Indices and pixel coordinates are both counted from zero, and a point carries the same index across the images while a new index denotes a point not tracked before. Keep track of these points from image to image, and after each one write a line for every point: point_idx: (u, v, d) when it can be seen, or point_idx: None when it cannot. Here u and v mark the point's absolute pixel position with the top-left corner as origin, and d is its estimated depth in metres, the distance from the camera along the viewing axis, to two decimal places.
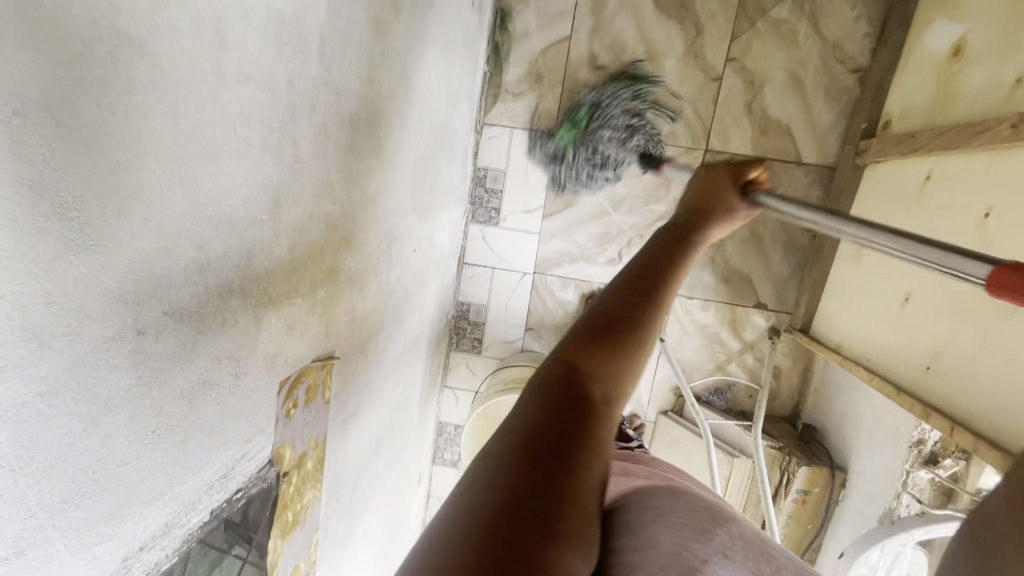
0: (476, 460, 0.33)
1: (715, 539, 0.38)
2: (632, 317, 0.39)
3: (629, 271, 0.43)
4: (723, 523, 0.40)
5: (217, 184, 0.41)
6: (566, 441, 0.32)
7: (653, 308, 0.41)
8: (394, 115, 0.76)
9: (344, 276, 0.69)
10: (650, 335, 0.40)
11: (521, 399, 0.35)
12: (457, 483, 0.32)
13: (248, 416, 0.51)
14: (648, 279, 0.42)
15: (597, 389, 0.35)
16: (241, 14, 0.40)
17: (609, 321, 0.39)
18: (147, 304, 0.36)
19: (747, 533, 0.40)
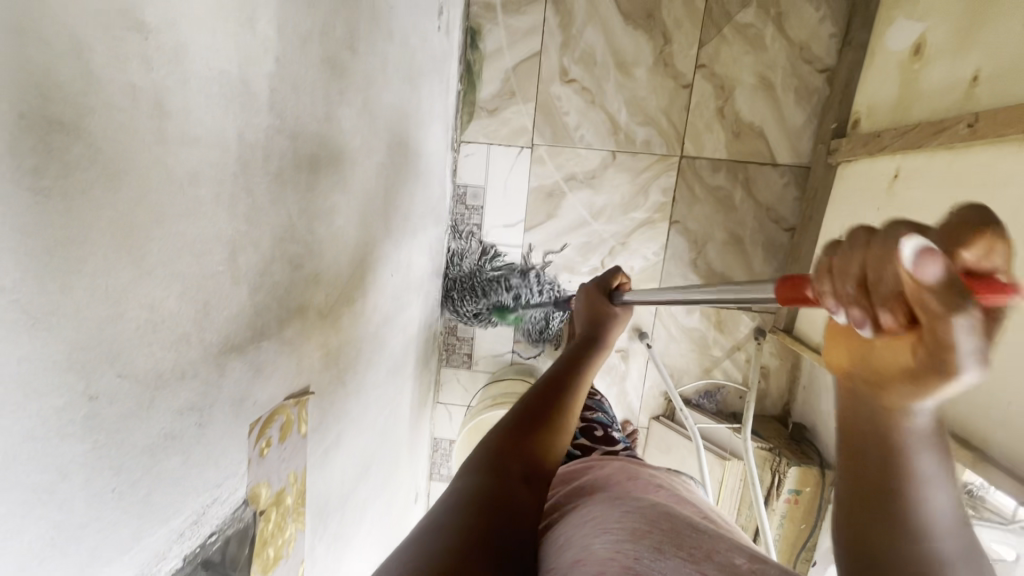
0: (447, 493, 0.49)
1: (646, 537, 0.41)
2: (548, 408, 0.60)
3: (546, 380, 0.65)
4: (656, 522, 0.43)
5: (167, 244, 0.42)
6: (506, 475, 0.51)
7: (564, 390, 0.64)
8: (357, 150, 0.78)
9: (313, 313, 0.70)
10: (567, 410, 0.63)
11: (475, 454, 0.54)
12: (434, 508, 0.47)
13: (217, 461, 0.53)
14: (558, 385, 0.64)
15: (526, 457, 0.54)
16: (183, 79, 0.42)
17: (533, 412, 0.59)
18: (100, 369, 0.37)
19: (684, 529, 0.43)
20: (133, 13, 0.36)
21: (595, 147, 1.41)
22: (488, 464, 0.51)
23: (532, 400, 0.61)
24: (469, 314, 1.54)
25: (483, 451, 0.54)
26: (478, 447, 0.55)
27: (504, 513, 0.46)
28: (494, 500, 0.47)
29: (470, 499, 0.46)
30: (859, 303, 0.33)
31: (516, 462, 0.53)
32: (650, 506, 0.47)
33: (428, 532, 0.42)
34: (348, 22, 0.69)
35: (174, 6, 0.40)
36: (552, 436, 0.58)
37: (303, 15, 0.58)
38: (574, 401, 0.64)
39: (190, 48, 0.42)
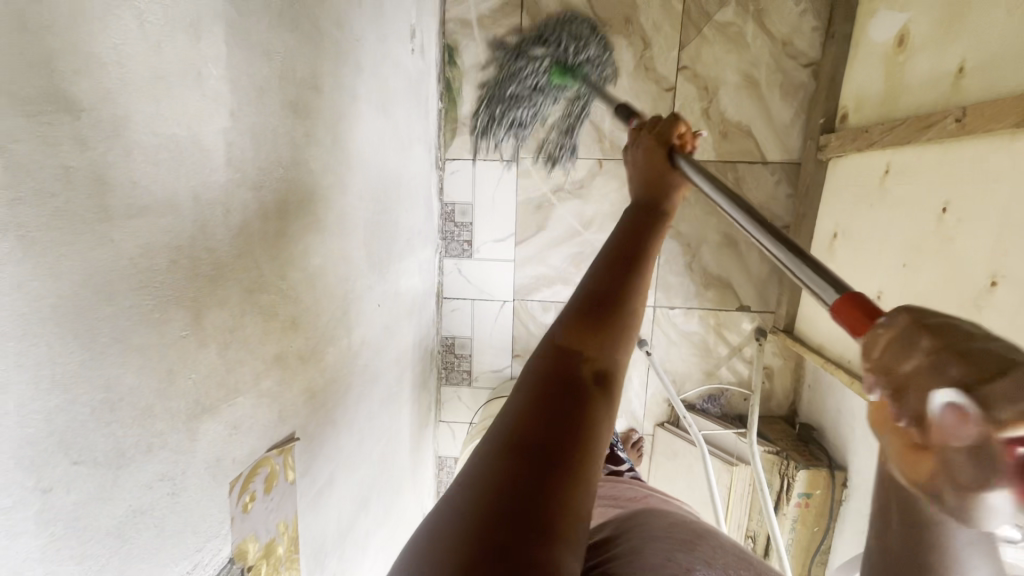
0: (473, 457, 0.36)
1: (698, 550, 0.45)
2: (613, 301, 0.45)
3: (608, 263, 0.48)
4: (705, 540, 0.47)
5: (120, 321, 0.41)
6: (557, 417, 0.37)
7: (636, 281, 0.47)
8: (331, 187, 0.76)
9: (293, 359, 0.69)
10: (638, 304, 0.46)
11: (518, 386, 0.40)
12: (453, 486, 0.35)
13: (195, 526, 0.52)
14: (622, 267, 0.48)
15: (590, 372, 0.40)
16: (124, 151, 0.40)
17: (596, 302, 0.44)
18: (54, 461, 0.36)
19: (730, 550, 0.47)
20: (63, 95, 0.35)
21: (581, 156, 1.40)
22: (539, 394, 0.38)
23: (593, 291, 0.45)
24: (519, 78, 1.24)
25: (530, 381, 0.40)
26: (525, 366, 0.42)
27: (563, 467, 0.34)
28: (550, 450, 0.35)
29: (512, 454, 0.35)
30: (891, 396, 0.31)
31: (579, 376, 0.40)
32: (693, 525, 0.50)
33: (459, 506, 0.33)
34: (309, 61, 0.68)
35: (110, 79, 0.39)
36: (623, 335, 0.44)
37: (258, 63, 0.57)
38: (644, 285, 0.48)
39: (131, 119, 0.41)
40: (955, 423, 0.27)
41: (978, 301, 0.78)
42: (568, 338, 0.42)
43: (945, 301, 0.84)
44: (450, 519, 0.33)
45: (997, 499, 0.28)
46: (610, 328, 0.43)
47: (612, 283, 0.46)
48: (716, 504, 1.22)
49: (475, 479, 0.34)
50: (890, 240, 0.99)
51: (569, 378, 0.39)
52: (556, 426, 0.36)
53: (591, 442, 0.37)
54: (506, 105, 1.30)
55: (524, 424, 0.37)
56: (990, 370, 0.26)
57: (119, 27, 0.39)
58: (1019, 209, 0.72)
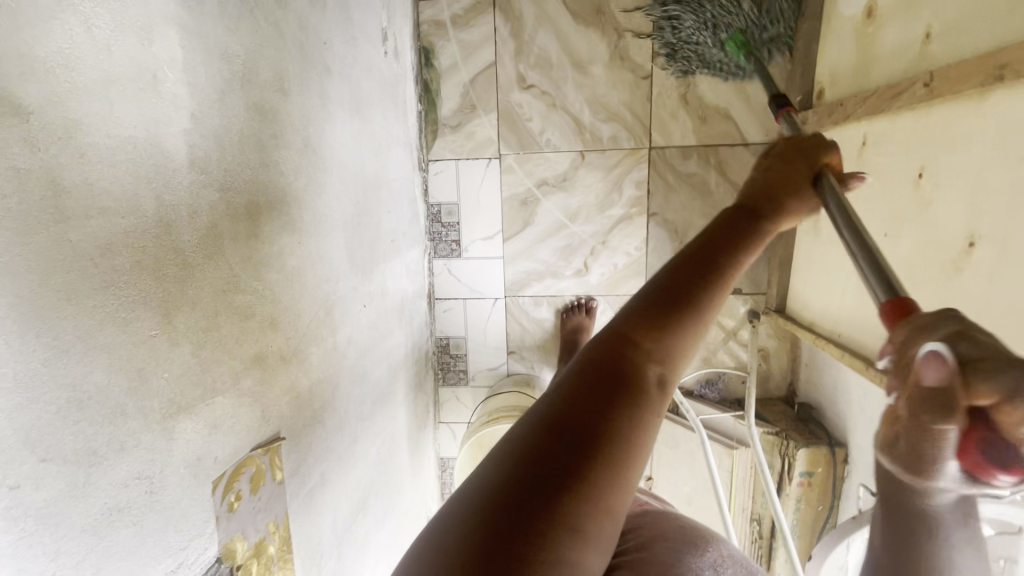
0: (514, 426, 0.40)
1: (707, 554, 0.50)
2: (679, 305, 0.45)
3: (684, 265, 0.48)
4: (716, 544, 0.52)
5: (81, 321, 0.42)
6: (598, 408, 0.39)
7: (708, 283, 0.47)
8: (304, 189, 0.77)
9: (274, 359, 0.70)
10: (705, 309, 0.46)
11: (570, 366, 0.43)
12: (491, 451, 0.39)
13: (178, 524, 0.52)
14: (696, 272, 0.47)
15: (640, 377, 0.41)
16: (77, 153, 0.41)
17: (662, 301, 0.45)
18: (18, 459, 0.37)
19: (736, 553, 0.52)
20: (10, 98, 0.36)
21: (562, 149, 1.40)
22: (582, 390, 0.40)
23: (660, 293, 0.46)
24: None
25: (585, 367, 0.42)
26: (577, 353, 0.43)
27: (595, 456, 0.37)
28: (580, 446, 0.37)
29: (547, 437, 0.38)
30: (900, 367, 0.40)
31: (631, 373, 0.41)
32: (701, 527, 0.56)
33: (492, 470, 0.37)
34: (272, 65, 0.69)
35: (56, 82, 0.39)
36: (678, 346, 0.44)
37: (217, 65, 0.58)
38: (717, 290, 0.47)
39: (83, 122, 0.42)
40: (931, 375, 0.35)
41: (956, 265, 0.77)
42: (626, 333, 0.43)
43: (925, 267, 0.83)
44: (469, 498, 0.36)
45: (948, 451, 0.36)
46: (667, 336, 0.44)
47: (681, 286, 0.46)
48: (717, 488, 1.21)
49: (500, 464, 0.37)
50: (872, 211, 0.98)
51: (617, 382, 0.40)
52: (591, 426, 0.38)
53: (624, 447, 0.38)
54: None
55: (559, 418, 0.38)
56: (985, 354, 0.34)
57: (63, 32, 0.40)
58: (989, 168, 0.72)
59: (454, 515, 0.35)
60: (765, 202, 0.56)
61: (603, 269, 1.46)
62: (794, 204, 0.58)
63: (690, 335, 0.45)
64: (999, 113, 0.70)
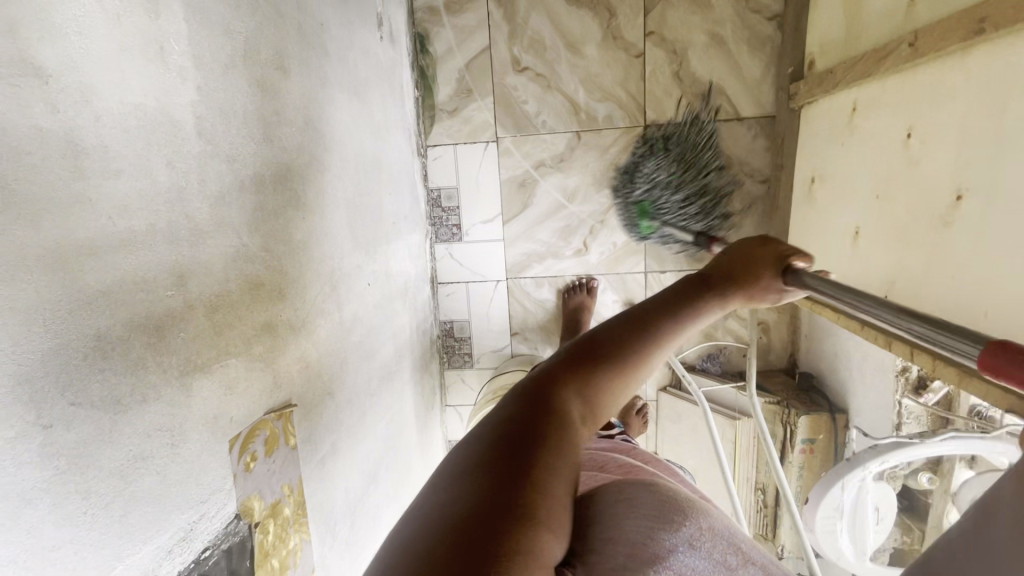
0: (461, 461, 0.39)
1: (683, 530, 0.41)
2: (606, 350, 0.46)
3: (613, 321, 0.48)
4: (693, 514, 0.42)
5: (103, 276, 0.44)
6: (533, 439, 0.39)
7: (639, 336, 0.46)
8: (307, 167, 0.79)
9: (284, 327, 0.72)
10: (637, 356, 0.46)
11: (508, 405, 0.43)
12: (441, 484, 0.38)
13: (198, 478, 0.55)
14: (626, 326, 0.47)
15: (567, 415, 0.42)
16: (94, 117, 0.44)
17: (591, 353, 0.46)
18: (51, 399, 0.40)
19: (717, 525, 0.43)
20: (30, 59, 0.38)
21: (559, 130, 1.42)
22: (512, 425, 0.41)
23: (587, 344, 0.47)
24: None
25: (520, 407, 0.42)
26: (511, 396, 0.44)
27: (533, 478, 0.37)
28: (515, 473, 0.37)
29: (488, 464, 0.38)
30: None
31: (560, 410, 0.42)
32: (677, 489, 0.46)
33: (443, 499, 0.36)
34: (273, 43, 0.71)
35: (71, 48, 0.42)
36: (604, 389, 0.45)
37: (220, 41, 0.60)
38: (650, 344, 0.47)
39: (98, 88, 0.44)
40: None
41: (946, 218, 0.78)
42: (556, 380, 0.44)
43: (917, 224, 0.85)
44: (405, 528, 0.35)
45: None
46: (595, 382, 0.45)
47: (610, 338, 0.47)
48: (720, 457, 1.23)
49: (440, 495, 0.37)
50: (864, 174, 0.99)
51: (544, 417, 0.41)
52: (525, 454, 0.38)
53: (556, 475, 0.38)
54: (704, 149, 1.35)
55: (492, 449, 0.39)
56: None
57: (76, 1, 0.42)
58: (974, 121, 0.73)
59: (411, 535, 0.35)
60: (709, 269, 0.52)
61: (603, 248, 1.48)
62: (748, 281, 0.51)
63: (619, 377, 0.46)
64: (984, 66, 0.71)
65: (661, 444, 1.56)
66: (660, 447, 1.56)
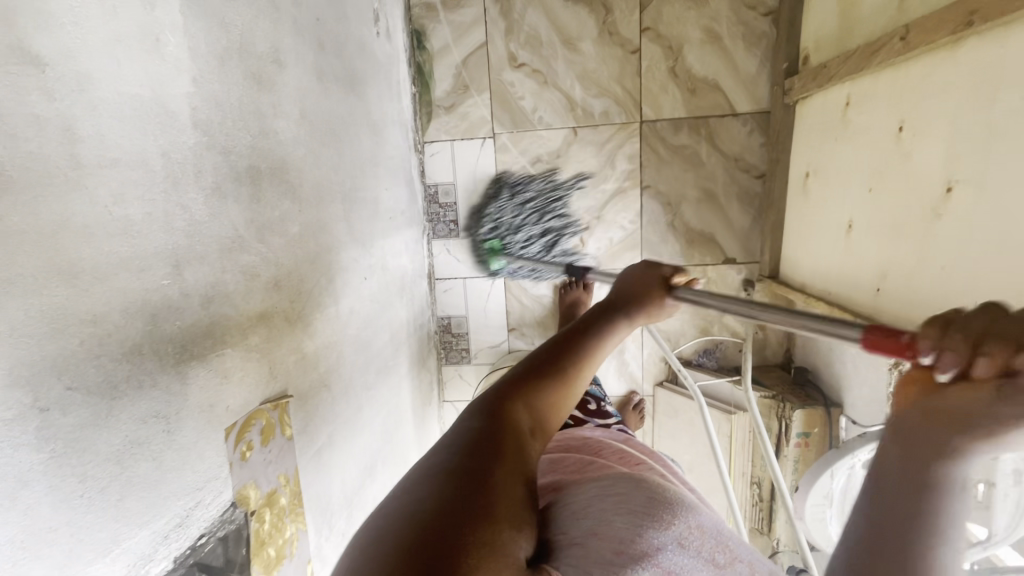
0: (424, 474, 0.39)
1: (671, 528, 0.41)
2: (547, 366, 0.49)
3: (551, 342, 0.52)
4: (682, 513, 0.43)
5: (98, 263, 0.45)
6: (490, 450, 0.40)
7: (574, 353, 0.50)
8: (302, 160, 0.80)
9: (281, 319, 0.73)
10: (575, 370, 0.50)
11: (464, 422, 0.44)
12: (404, 494, 0.37)
13: (194, 465, 0.55)
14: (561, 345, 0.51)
15: (519, 427, 0.44)
16: (90, 107, 0.44)
17: (534, 369, 0.48)
18: (48, 383, 0.40)
19: (706, 524, 0.44)
20: (26, 49, 0.39)
21: (555, 126, 1.42)
22: (468, 440, 0.41)
23: (528, 363, 0.49)
24: None
25: (475, 422, 0.43)
26: (465, 415, 0.45)
27: (492, 485, 0.38)
28: (478, 480, 0.37)
29: (450, 474, 0.38)
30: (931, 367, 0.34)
31: (514, 423, 0.44)
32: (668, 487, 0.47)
33: (408, 508, 0.36)
34: (268, 37, 0.72)
35: (68, 38, 0.43)
36: (551, 403, 0.48)
37: (215, 33, 0.61)
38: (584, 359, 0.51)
39: (93, 77, 0.45)
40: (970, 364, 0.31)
41: (937, 212, 0.79)
42: (506, 394, 0.46)
43: (908, 217, 0.86)
44: (363, 538, 0.35)
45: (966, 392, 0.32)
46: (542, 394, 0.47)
47: (549, 355, 0.50)
48: (715, 450, 1.23)
49: (400, 504, 0.36)
50: (857, 167, 1.00)
51: (498, 428, 0.42)
52: (483, 462, 0.39)
53: (513, 482, 0.39)
54: (546, 198, 1.47)
55: (453, 461, 0.39)
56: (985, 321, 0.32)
57: None
58: (964, 115, 0.74)
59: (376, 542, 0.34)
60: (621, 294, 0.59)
61: (599, 243, 1.49)
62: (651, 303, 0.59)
63: (563, 389, 0.49)
64: (974, 59, 0.72)
65: (657, 439, 1.56)
66: (657, 442, 1.57)
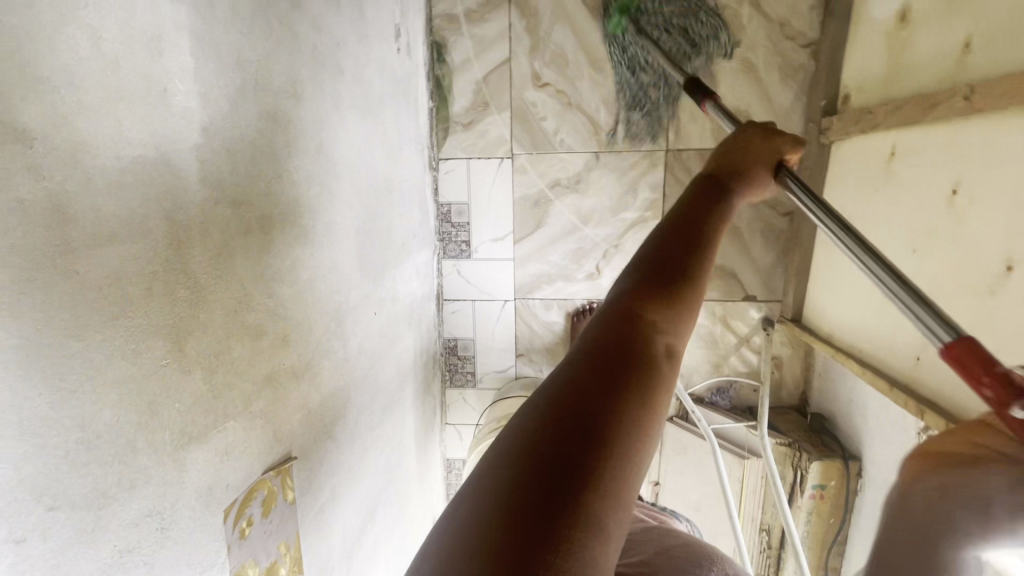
0: (537, 409, 0.41)
1: None
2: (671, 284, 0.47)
3: (665, 233, 0.51)
4: None
5: (88, 360, 0.39)
6: (613, 384, 0.41)
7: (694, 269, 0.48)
8: (316, 198, 0.74)
9: (287, 376, 0.67)
10: (695, 286, 0.48)
11: (583, 350, 0.44)
12: (516, 432, 0.40)
13: (188, 559, 0.50)
14: (682, 253, 0.49)
15: (647, 352, 0.43)
16: (85, 179, 0.39)
17: (658, 283, 0.47)
18: (23, 509, 0.35)
19: None
20: (10, 124, 0.33)
21: (577, 150, 1.37)
22: (587, 370, 0.42)
23: (648, 275, 0.48)
24: None
25: (597, 344, 0.43)
26: (588, 334, 0.45)
27: (606, 426, 0.39)
28: (592, 426, 0.38)
29: (563, 416, 0.39)
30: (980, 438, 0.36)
31: (640, 348, 0.43)
32: None
33: (520, 454, 0.38)
34: (286, 70, 0.66)
35: (62, 103, 0.37)
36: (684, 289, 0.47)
37: (229, 74, 0.54)
38: (702, 273, 0.49)
39: (93, 144, 0.39)
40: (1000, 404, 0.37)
41: (995, 287, 0.74)
42: (631, 315, 0.45)
43: (958, 287, 0.80)
44: (491, 481, 0.38)
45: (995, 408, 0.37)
46: (670, 286, 0.47)
47: (673, 270, 0.48)
48: (727, 496, 1.19)
49: (520, 439, 0.39)
50: (900, 222, 0.95)
51: (619, 358, 0.42)
52: (602, 401, 0.40)
53: (633, 425, 0.40)
54: (643, 91, 1.31)
55: (569, 393, 0.41)
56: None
57: (68, 47, 0.37)
58: None
59: (490, 486, 0.38)
60: (729, 176, 0.58)
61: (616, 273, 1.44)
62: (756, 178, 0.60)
63: (694, 281, 0.48)
64: None
65: (664, 474, 1.52)
66: (663, 477, 1.53)
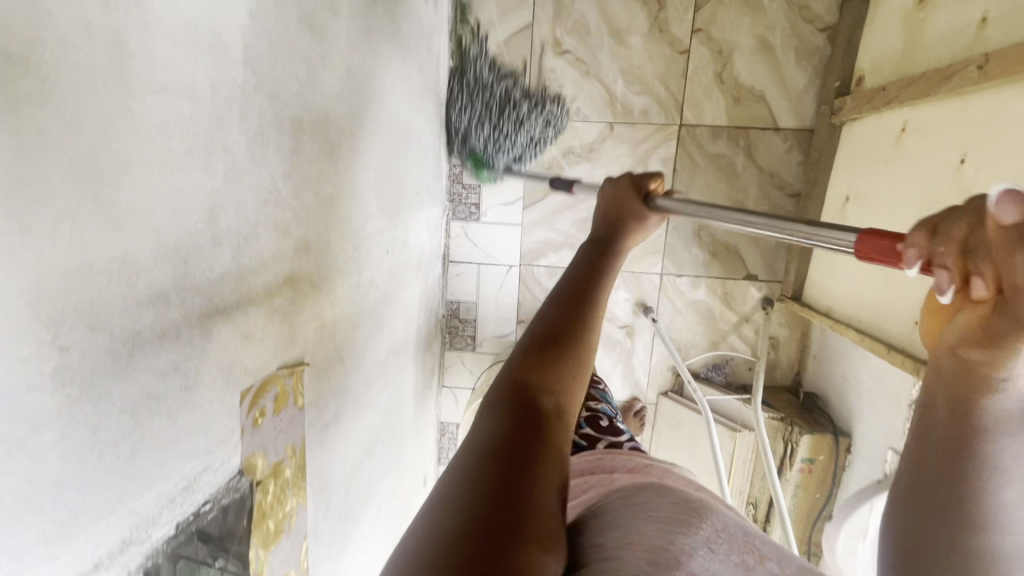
0: (461, 461, 0.38)
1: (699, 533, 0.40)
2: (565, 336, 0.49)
3: (557, 287, 0.54)
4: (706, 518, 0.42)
5: (134, 198, 0.40)
6: (531, 427, 0.41)
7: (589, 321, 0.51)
8: (344, 118, 0.76)
9: (306, 283, 0.69)
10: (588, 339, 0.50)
11: (493, 404, 0.43)
12: (440, 488, 0.37)
13: (206, 428, 0.51)
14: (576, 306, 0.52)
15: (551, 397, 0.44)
16: (143, 23, 0.40)
17: (555, 333, 0.49)
18: (67, 321, 0.36)
19: (730, 525, 0.43)
20: None
21: (592, 119, 1.39)
22: (503, 418, 0.41)
23: (544, 327, 0.49)
24: None
25: (505, 398, 0.44)
26: (494, 390, 0.45)
27: (531, 465, 0.38)
28: (520, 464, 0.37)
29: (492, 459, 0.37)
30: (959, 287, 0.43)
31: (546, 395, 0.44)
32: (688, 493, 0.46)
33: (450, 503, 0.34)
34: None
35: None
36: (580, 338, 0.49)
37: None
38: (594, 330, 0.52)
39: None
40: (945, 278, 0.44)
41: None
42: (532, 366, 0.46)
43: None
44: (421, 527, 0.34)
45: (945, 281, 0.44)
46: (567, 333, 0.49)
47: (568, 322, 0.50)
48: (719, 465, 1.21)
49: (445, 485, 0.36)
50: (906, 195, 0.98)
51: (529, 403, 0.43)
52: (525, 441, 0.39)
53: (552, 462, 0.39)
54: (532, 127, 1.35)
55: (492, 441, 0.39)
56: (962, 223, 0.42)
57: None
58: None
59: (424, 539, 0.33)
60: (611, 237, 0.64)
61: None
62: (632, 225, 0.66)
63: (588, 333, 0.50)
64: None
65: (656, 448, 1.54)
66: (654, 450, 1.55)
